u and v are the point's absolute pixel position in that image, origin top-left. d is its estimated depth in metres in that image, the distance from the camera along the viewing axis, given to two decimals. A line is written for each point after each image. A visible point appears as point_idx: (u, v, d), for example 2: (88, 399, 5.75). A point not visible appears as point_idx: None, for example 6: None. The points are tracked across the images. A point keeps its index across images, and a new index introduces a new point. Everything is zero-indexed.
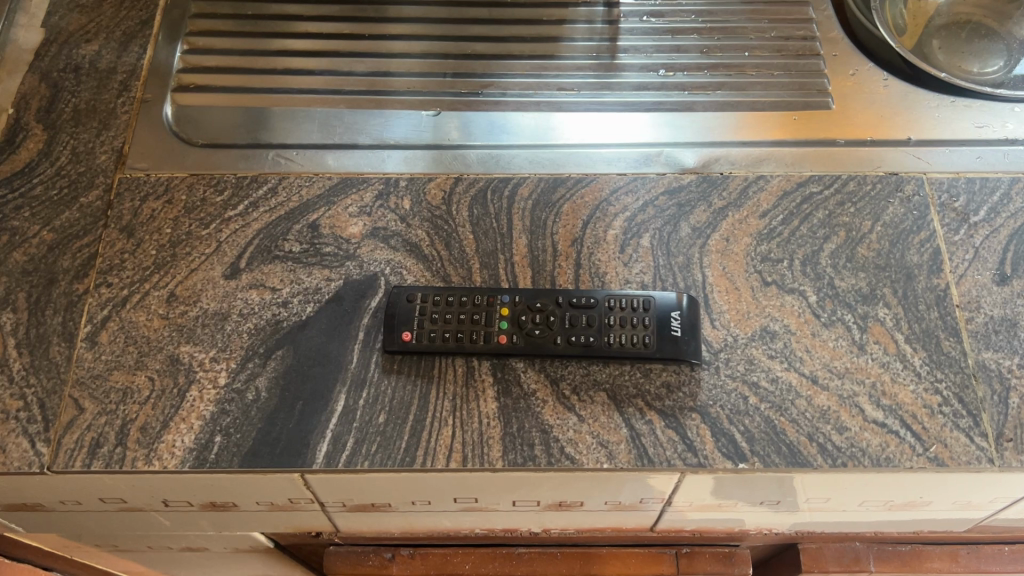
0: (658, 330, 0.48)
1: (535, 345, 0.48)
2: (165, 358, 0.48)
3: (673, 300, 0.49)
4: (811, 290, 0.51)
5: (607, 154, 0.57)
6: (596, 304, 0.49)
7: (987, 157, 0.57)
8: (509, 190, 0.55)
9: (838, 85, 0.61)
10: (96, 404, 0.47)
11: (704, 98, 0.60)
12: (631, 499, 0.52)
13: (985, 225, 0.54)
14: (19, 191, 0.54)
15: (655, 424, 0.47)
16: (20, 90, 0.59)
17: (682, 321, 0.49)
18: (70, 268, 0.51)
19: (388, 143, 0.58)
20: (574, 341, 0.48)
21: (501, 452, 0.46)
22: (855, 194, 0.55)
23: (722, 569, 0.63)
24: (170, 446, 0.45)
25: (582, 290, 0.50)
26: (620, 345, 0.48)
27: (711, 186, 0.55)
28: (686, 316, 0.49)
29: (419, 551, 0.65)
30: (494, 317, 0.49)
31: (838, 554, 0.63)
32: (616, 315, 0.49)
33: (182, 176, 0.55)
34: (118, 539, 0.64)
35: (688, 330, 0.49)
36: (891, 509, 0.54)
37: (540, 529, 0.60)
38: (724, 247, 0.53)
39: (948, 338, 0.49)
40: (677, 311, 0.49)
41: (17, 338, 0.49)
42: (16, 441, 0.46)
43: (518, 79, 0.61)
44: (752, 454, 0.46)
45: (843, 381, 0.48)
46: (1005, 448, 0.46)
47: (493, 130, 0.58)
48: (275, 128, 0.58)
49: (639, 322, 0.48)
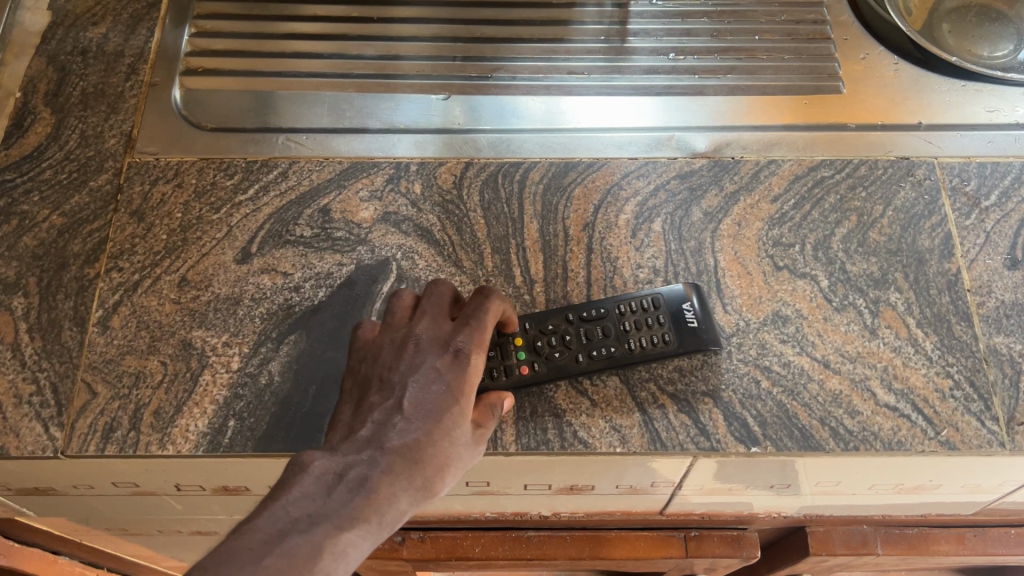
0: (673, 326, 0.47)
1: (556, 368, 0.46)
2: (177, 342, 0.48)
3: (684, 293, 0.48)
4: (823, 274, 0.51)
5: (618, 138, 0.57)
6: (606, 313, 0.48)
7: (998, 142, 0.57)
8: (520, 174, 0.55)
9: (849, 69, 0.61)
10: (109, 388, 0.47)
11: (715, 82, 0.60)
12: (642, 482, 0.52)
13: (996, 210, 0.54)
14: (29, 175, 0.54)
15: (668, 408, 0.47)
16: (28, 74, 0.59)
17: (695, 312, 0.48)
18: (81, 253, 0.51)
19: (398, 127, 0.57)
20: (594, 356, 0.46)
21: (514, 436, 0.46)
22: (866, 178, 0.55)
23: (731, 553, 0.64)
24: (183, 430, 0.46)
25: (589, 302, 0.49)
26: (640, 348, 0.47)
27: (723, 171, 0.55)
28: (699, 310, 0.48)
29: (429, 534, 0.65)
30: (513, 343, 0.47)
31: (845, 537, 0.63)
32: (630, 318, 0.48)
33: (192, 160, 0.55)
34: (129, 523, 0.64)
35: (703, 321, 0.48)
36: (901, 493, 0.55)
37: (550, 513, 0.60)
38: (735, 231, 0.53)
39: (960, 323, 0.50)
40: (689, 302, 0.48)
41: (28, 323, 0.49)
42: (30, 425, 0.46)
43: (527, 63, 0.61)
44: (765, 438, 0.46)
45: (855, 365, 0.48)
46: (1015, 432, 0.46)
47: (503, 114, 0.58)
48: (283, 111, 0.58)
49: (654, 321, 0.47)
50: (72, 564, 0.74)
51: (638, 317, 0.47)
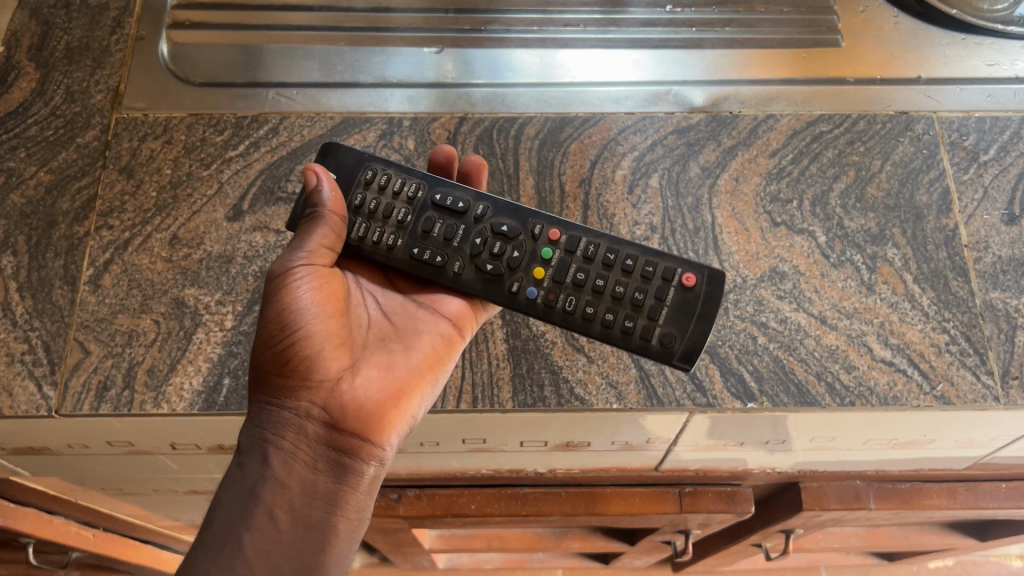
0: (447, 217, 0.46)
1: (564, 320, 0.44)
2: (170, 301, 0.48)
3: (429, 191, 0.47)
4: (820, 230, 0.51)
5: (614, 93, 0.56)
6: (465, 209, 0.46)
7: (998, 96, 0.56)
8: (516, 129, 0.54)
9: (848, 21, 0.60)
10: (101, 347, 0.46)
11: (713, 35, 0.59)
12: (637, 439, 0.52)
13: (995, 164, 0.53)
14: (15, 132, 0.53)
15: (665, 364, 0.47)
16: (11, 27, 0.57)
17: (440, 224, 0.46)
18: (70, 211, 0.50)
19: (390, 81, 0.56)
20: (473, 236, 0.46)
21: (511, 393, 0.46)
22: (865, 133, 0.54)
23: (724, 508, 0.64)
24: (178, 388, 0.45)
25: (465, 213, 0.46)
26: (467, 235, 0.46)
27: (721, 126, 0.54)
28: (440, 212, 0.46)
29: (425, 492, 0.66)
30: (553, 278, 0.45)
31: (838, 492, 0.64)
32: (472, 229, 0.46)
33: (180, 116, 0.54)
34: (123, 482, 0.64)
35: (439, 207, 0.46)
36: (895, 447, 0.55)
37: (547, 469, 0.61)
38: (734, 187, 0.52)
39: (957, 279, 0.49)
40: (439, 194, 0.47)
41: (18, 282, 0.48)
42: (23, 384, 0.45)
43: (522, 15, 0.59)
44: (761, 394, 0.46)
45: (852, 321, 0.48)
46: (1010, 386, 0.46)
47: (497, 69, 0.57)
48: (274, 66, 0.57)
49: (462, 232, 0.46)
50: (68, 524, 0.74)
51: (425, 222, 0.46)
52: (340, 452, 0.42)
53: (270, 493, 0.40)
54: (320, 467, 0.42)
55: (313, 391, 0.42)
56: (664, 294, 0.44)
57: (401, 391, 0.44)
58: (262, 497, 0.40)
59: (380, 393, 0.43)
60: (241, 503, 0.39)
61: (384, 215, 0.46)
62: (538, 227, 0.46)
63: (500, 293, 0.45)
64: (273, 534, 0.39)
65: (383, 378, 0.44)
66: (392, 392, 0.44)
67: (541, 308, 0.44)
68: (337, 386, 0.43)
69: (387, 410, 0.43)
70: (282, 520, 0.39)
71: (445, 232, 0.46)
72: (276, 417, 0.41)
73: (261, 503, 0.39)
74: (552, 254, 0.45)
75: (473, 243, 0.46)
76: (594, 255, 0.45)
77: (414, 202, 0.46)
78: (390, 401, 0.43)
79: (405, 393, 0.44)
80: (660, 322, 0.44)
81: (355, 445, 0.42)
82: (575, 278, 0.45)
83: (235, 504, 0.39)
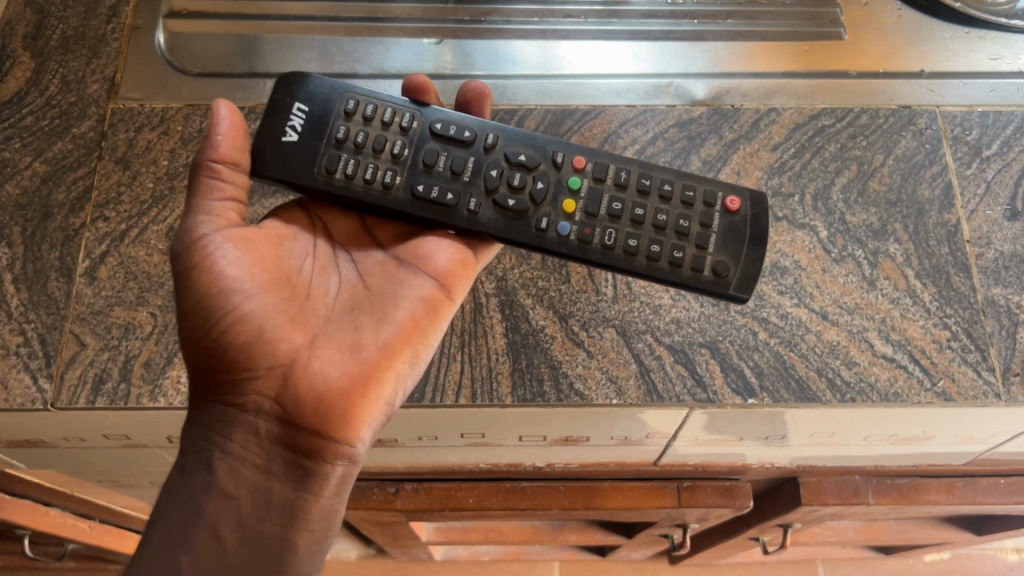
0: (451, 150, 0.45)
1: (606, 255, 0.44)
2: (167, 294, 0.47)
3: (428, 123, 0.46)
4: (822, 225, 0.50)
5: (615, 85, 0.56)
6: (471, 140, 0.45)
7: (1000, 91, 0.56)
8: (516, 122, 0.54)
9: (851, 14, 0.59)
10: (97, 339, 0.46)
11: (714, 27, 0.59)
12: (636, 433, 0.52)
13: (997, 159, 0.53)
14: (10, 121, 0.53)
15: (665, 359, 0.46)
16: (6, 15, 0.57)
17: (446, 156, 0.45)
18: (66, 202, 0.50)
19: (389, 72, 0.56)
20: (487, 170, 0.45)
21: (510, 388, 0.46)
22: (867, 127, 0.54)
23: (723, 503, 0.64)
24: (175, 382, 0.45)
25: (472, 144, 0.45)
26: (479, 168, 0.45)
27: (722, 119, 0.54)
28: (442, 145, 0.45)
29: (423, 486, 0.65)
30: (588, 208, 0.45)
31: (837, 487, 0.64)
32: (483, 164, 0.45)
33: (178, 106, 0.54)
34: (120, 474, 0.63)
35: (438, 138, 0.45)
36: (895, 443, 0.55)
37: (545, 463, 0.60)
38: (735, 181, 0.52)
39: (958, 274, 0.49)
40: (438, 123, 0.46)
41: (13, 274, 0.48)
42: (18, 377, 0.45)
43: (522, 5, 0.59)
44: (761, 390, 0.46)
45: (853, 317, 0.48)
46: (1011, 382, 0.46)
47: (497, 60, 0.57)
48: (271, 56, 0.56)
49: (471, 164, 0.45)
50: (65, 516, 0.74)
51: (427, 155, 0.45)
52: (296, 451, 0.41)
53: (212, 506, 0.41)
54: (272, 471, 0.42)
55: (260, 389, 0.41)
56: (710, 220, 0.45)
57: (367, 371, 0.42)
58: (203, 510, 0.41)
59: (340, 379, 0.41)
60: (180, 518, 0.41)
61: (376, 148, 0.44)
62: (559, 155, 0.46)
63: (529, 229, 0.44)
64: (210, 551, 0.41)
65: (344, 364, 0.42)
66: (355, 376, 0.41)
67: (579, 241, 0.44)
68: (290, 377, 0.41)
69: (350, 395, 0.41)
70: (229, 535, 0.41)
71: (452, 165, 0.45)
72: (222, 421, 0.42)
73: (202, 519, 0.41)
74: (580, 184, 0.45)
75: (487, 176, 0.45)
76: (625, 185, 0.46)
77: (409, 133, 0.45)
78: (352, 389, 0.41)
79: (370, 376, 0.42)
80: (710, 253, 0.44)
81: (313, 442, 0.41)
82: (613, 210, 0.45)
83: (175, 518, 0.41)
